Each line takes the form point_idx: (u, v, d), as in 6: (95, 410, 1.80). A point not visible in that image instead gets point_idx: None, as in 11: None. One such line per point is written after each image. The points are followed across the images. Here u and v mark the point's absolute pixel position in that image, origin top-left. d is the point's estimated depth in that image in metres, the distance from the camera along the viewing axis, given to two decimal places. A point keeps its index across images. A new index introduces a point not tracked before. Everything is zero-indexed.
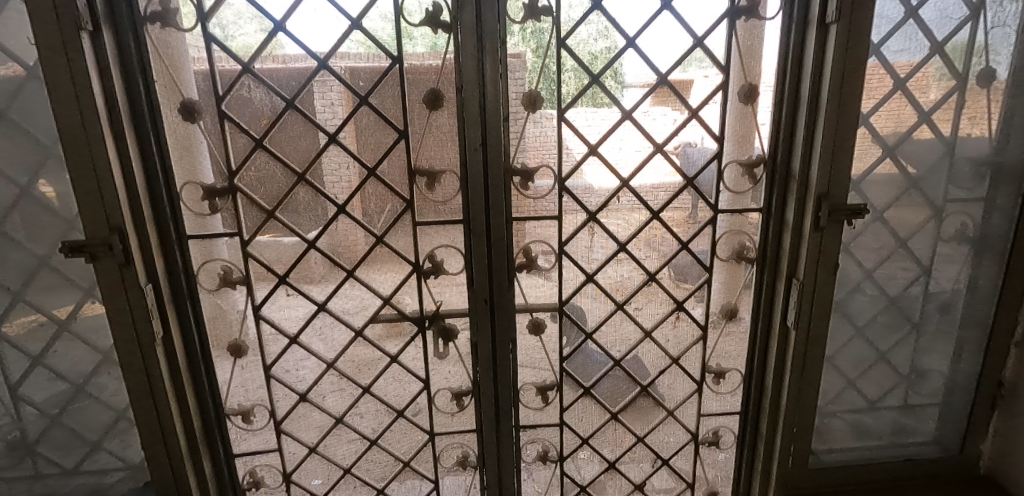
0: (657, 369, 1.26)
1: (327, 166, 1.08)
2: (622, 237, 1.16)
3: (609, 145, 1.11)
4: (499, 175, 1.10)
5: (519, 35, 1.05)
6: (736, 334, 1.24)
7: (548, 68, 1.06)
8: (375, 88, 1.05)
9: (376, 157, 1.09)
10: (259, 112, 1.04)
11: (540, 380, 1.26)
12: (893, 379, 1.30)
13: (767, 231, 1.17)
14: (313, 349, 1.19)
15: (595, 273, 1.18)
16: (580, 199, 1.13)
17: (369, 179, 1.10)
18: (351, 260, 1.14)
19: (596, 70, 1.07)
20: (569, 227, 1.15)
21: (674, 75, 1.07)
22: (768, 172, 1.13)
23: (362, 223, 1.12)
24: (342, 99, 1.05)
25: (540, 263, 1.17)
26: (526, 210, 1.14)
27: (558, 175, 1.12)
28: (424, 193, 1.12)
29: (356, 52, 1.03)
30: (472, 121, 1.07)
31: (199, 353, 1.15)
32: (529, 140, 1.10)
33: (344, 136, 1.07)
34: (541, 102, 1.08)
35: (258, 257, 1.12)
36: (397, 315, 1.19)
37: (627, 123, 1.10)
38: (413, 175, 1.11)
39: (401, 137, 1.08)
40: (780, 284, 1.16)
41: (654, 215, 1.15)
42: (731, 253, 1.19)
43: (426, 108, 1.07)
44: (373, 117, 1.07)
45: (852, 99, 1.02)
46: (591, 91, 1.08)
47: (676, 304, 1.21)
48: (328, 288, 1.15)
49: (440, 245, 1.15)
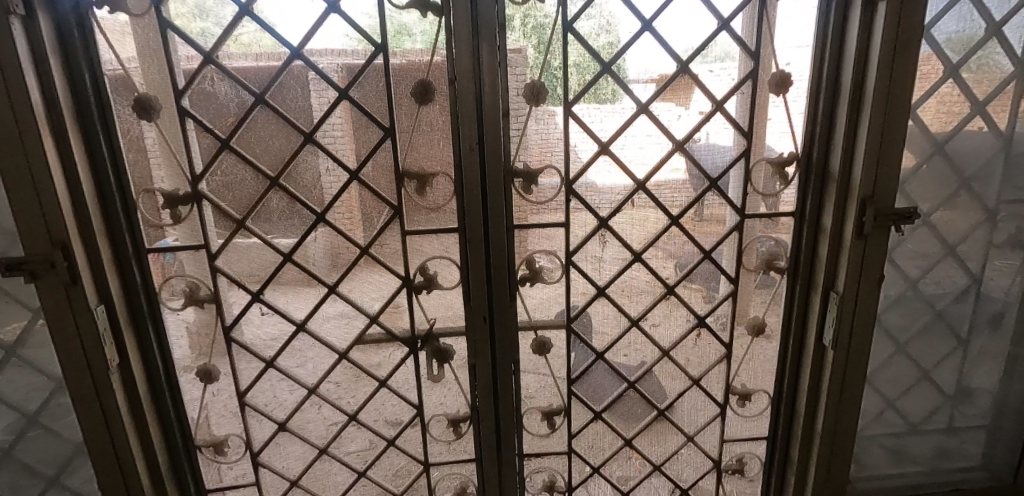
0: (675, 392, 1.14)
1: (304, 170, 0.96)
2: (636, 246, 1.04)
3: (622, 143, 0.98)
4: (498, 177, 0.97)
5: (519, 31, 0.93)
6: (765, 352, 1.12)
7: (552, 58, 0.94)
8: (357, 81, 0.93)
9: (359, 158, 0.96)
10: (224, 109, 0.92)
11: (545, 404, 1.14)
12: (936, 399, 1.18)
13: (800, 238, 1.04)
14: (293, 373, 1.06)
15: (606, 286, 1.06)
16: (589, 204, 1.01)
17: (351, 184, 0.97)
18: (331, 275, 1.01)
19: (607, 59, 0.94)
20: (578, 235, 1.03)
21: (697, 63, 0.95)
22: (802, 171, 1.01)
23: (344, 233, 0.99)
24: (319, 93, 0.92)
25: (545, 276, 1.05)
26: (529, 217, 1.01)
27: (565, 177, 0.99)
28: (413, 198, 0.99)
29: (353, 49, 0.91)
30: (467, 117, 0.94)
31: (163, 380, 1.02)
32: (531, 139, 0.97)
33: (321, 135, 0.94)
34: (545, 96, 0.95)
35: (228, 273, 0.99)
36: (385, 336, 1.06)
37: (642, 119, 0.97)
38: (400, 178, 0.98)
39: (387, 136, 0.96)
40: (814, 298, 1.04)
41: (673, 222, 1.02)
42: (759, 263, 1.06)
43: (415, 102, 0.95)
44: (354, 113, 0.94)
45: (903, 88, 0.89)
46: (600, 83, 0.95)
47: (697, 320, 1.09)
48: (308, 306, 1.02)
49: (434, 256, 1.03)
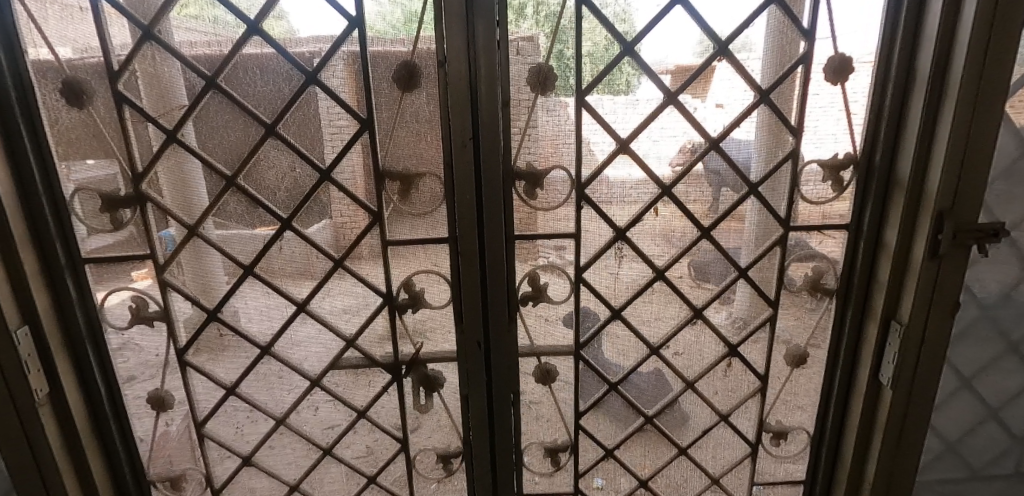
0: (699, 429, 0.98)
1: (267, 169, 0.81)
2: (659, 262, 0.88)
3: (645, 140, 0.82)
4: (496, 179, 0.82)
5: (533, 19, 0.77)
6: (806, 387, 0.95)
7: (563, 36, 0.78)
8: (327, 62, 0.77)
9: (331, 155, 0.81)
10: (169, 95, 0.77)
11: (549, 439, 0.98)
12: (1004, 442, 1.00)
13: (854, 256, 0.87)
14: (257, 401, 0.92)
15: (622, 307, 0.90)
16: (604, 212, 0.85)
17: (321, 185, 0.82)
18: (300, 291, 0.87)
19: (629, 37, 0.78)
20: (590, 248, 0.87)
21: (735, 44, 0.79)
22: (860, 176, 0.84)
23: (314, 243, 0.84)
24: (282, 77, 0.78)
25: (550, 294, 0.89)
26: (532, 226, 0.86)
27: (575, 180, 0.84)
28: (395, 203, 0.84)
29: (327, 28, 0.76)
30: (460, 108, 0.78)
31: (107, 408, 0.89)
32: (536, 134, 0.82)
33: (286, 127, 0.80)
34: (554, 83, 0.80)
35: (181, 288, 0.86)
36: (364, 361, 0.91)
37: (669, 113, 0.81)
38: (379, 179, 0.83)
39: (365, 128, 0.80)
40: (869, 327, 0.87)
41: (703, 234, 0.86)
42: (804, 284, 0.90)
43: (397, 89, 0.79)
44: (324, 101, 0.79)
45: (997, 78, 0.72)
46: (621, 67, 0.79)
47: (728, 348, 0.93)
48: (274, 327, 0.88)
49: (420, 271, 0.88)
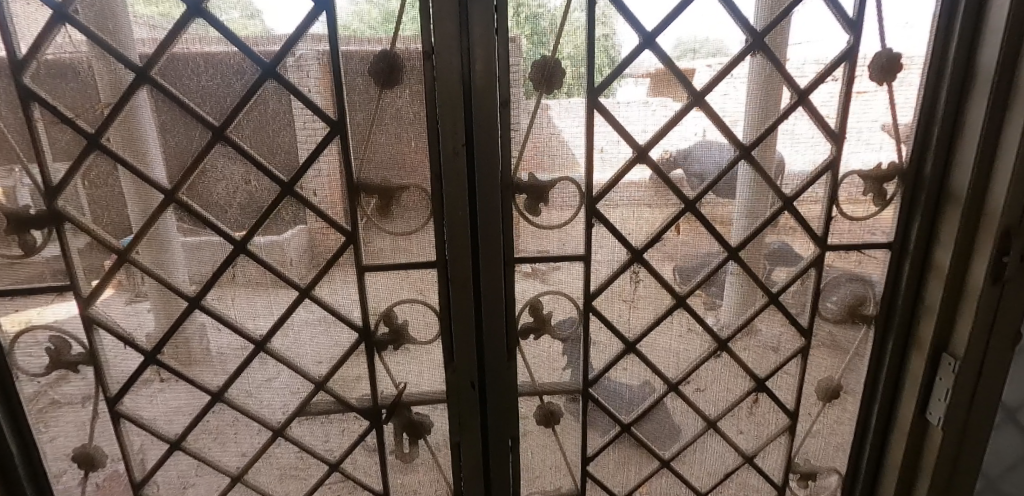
0: (721, 472, 0.87)
1: (216, 181, 0.67)
2: (680, 287, 0.76)
3: (666, 148, 0.71)
4: (494, 194, 0.69)
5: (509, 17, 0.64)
6: (841, 424, 0.85)
7: (572, 25, 0.66)
8: (287, 53, 0.64)
9: (295, 165, 0.68)
10: (90, 90, 0.63)
11: (552, 488, 0.86)
12: None
13: (898, 278, 0.77)
14: (208, 456, 0.78)
15: (637, 340, 0.78)
16: (619, 230, 0.73)
17: (282, 201, 0.69)
18: (260, 327, 0.73)
19: (650, 28, 0.66)
20: (602, 272, 0.75)
21: (771, 36, 0.68)
22: (907, 189, 0.74)
23: (276, 270, 0.71)
24: (232, 70, 0.64)
25: (555, 326, 0.77)
26: (535, 248, 0.73)
27: (585, 194, 0.72)
28: (373, 221, 0.71)
29: (288, 9, 0.63)
30: (452, 109, 0.66)
31: (20, 470, 0.74)
32: (541, 141, 0.69)
33: (238, 131, 0.66)
34: (561, 80, 0.67)
35: (110, 325, 0.71)
36: (337, 406, 0.78)
37: (694, 117, 0.70)
38: (354, 194, 0.69)
39: (335, 133, 0.67)
40: (914, 359, 0.78)
41: (732, 255, 0.75)
42: (840, 310, 0.79)
43: (375, 86, 0.66)
44: (285, 100, 0.65)
45: None
46: (639, 63, 0.68)
47: (755, 383, 0.82)
48: (228, 370, 0.75)
49: (404, 301, 0.75)
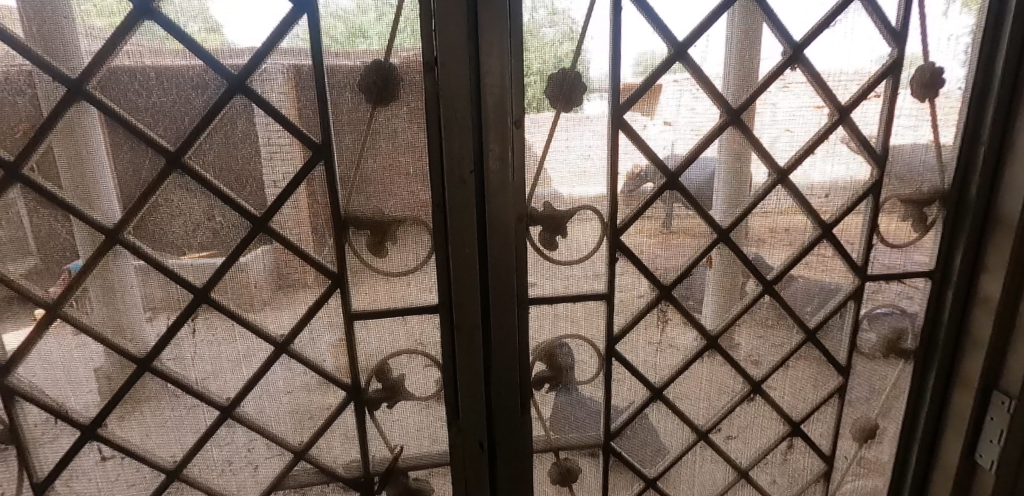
0: None
1: (172, 218, 0.56)
2: (711, 325, 0.69)
3: (697, 171, 0.63)
4: (507, 227, 0.60)
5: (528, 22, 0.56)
6: (877, 466, 0.79)
7: (569, 34, 0.57)
8: (259, 63, 0.53)
9: (269, 197, 0.57)
10: (9, 108, 0.51)
11: None
12: None
13: (940, 309, 0.72)
14: None
15: (665, 386, 0.70)
16: (646, 265, 0.65)
17: (254, 239, 0.57)
18: (226, 390, 0.62)
19: (682, 36, 0.59)
20: (627, 312, 0.66)
21: (811, 47, 0.61)
22: (948, 213, 0.69)
23: (247, 321, 0.60)
24: (191, 84, 0.52)
25: (573, 374, 0.68)
26: (552, 287, 0.64)
27: (608, 225, 0.63)
28: (364, 261, 0.60)
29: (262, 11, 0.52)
30: (459, 130, 0.56)
31: None
32: (558, 164, 0.61)
33: (199, 157, 0.54)
34: (583, 96, 0.59)
35: (36, 396, 0.58)
36: (323, 476, 0.67)
37: (683, 131, 0.61)
38: (341, 230, 0.59)
39: (319, 158, 0.56)
40: (958, 396, 0.72)
41: (767, 289, 0.68)
42: (878, 344, 0.73)
43: (366, 103, 0.56)
44: (258, 120, 0.54)
45: None
46: (669, 76, 0.60)
47: (790, 427, 0.74)
48: (188, 442, 0.63)
49: (400, 352, 0.64)
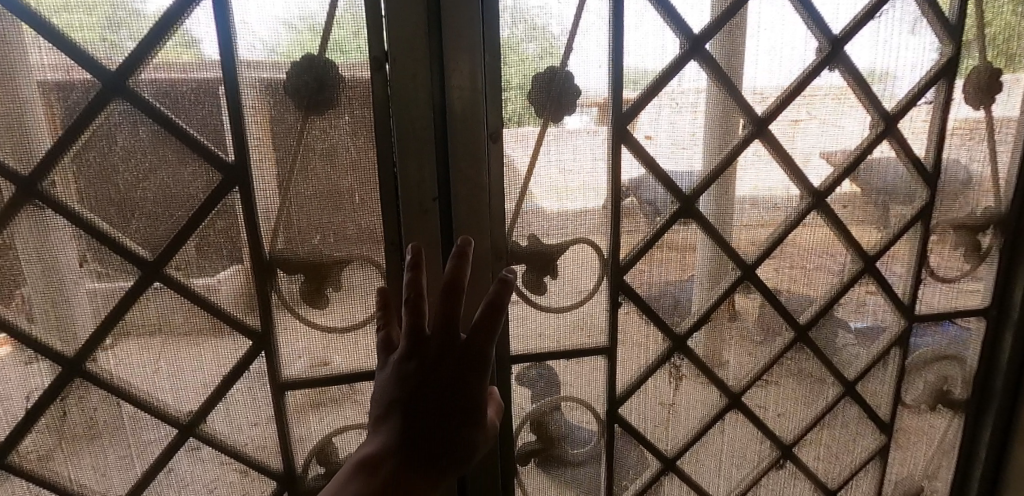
0: None
1: (29, 265, 0.42)
2: (733, 381, 0.57)
3: (716, 195, 0.51)
4: (482, 269, 0.47)
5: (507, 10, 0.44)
6: None
7: (558, 25, 0.45)
8: (145, 58, 0.39)
9: (165, 234, 0.43)
10: None
11: None
12: None
13: (995, 354, 0.61)
14: None
15: (678, 455, 0.58)
16: (655, 311, 0.53)
17: (146, 290, 0.43)
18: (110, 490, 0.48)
19: (699, 29, 0.47)
20: (632, 369, 0.54)
21: (854, 44, 0.50)
22: (1007, 243, 0.58)
23: (141, 398, 0.46)
24: (50, 85, 0.39)
25: (566, 446, 0.55)
26: (541, 342, 0.52)
27: (609, 263, 0.51)
28: (298, 316, 0.47)
29: None
30: (418, 146, 0.43)
31: None
32: (546, 187, 0.48)
33: (64, 184, 0.40)
34: (575, 103, 0.46)
35: None
36: None
37: (685, 146, 0.49)
38: (266, 277, 0.45)
39: (231, 183, 0.43)
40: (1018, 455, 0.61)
41: (799, 337, 0.57)
42: (924, 396, 0.62)
43: (296, 112, 0.43)
44: (145, 133, 0.41)
45: None
46: (683, 78, 0.48)
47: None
48: None
49: (348, 430, 0.50)
